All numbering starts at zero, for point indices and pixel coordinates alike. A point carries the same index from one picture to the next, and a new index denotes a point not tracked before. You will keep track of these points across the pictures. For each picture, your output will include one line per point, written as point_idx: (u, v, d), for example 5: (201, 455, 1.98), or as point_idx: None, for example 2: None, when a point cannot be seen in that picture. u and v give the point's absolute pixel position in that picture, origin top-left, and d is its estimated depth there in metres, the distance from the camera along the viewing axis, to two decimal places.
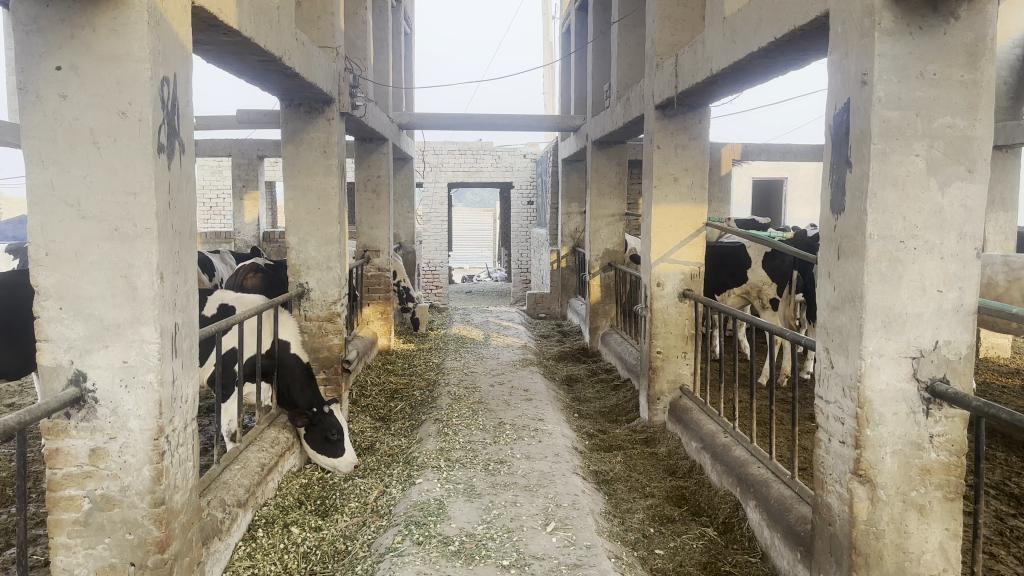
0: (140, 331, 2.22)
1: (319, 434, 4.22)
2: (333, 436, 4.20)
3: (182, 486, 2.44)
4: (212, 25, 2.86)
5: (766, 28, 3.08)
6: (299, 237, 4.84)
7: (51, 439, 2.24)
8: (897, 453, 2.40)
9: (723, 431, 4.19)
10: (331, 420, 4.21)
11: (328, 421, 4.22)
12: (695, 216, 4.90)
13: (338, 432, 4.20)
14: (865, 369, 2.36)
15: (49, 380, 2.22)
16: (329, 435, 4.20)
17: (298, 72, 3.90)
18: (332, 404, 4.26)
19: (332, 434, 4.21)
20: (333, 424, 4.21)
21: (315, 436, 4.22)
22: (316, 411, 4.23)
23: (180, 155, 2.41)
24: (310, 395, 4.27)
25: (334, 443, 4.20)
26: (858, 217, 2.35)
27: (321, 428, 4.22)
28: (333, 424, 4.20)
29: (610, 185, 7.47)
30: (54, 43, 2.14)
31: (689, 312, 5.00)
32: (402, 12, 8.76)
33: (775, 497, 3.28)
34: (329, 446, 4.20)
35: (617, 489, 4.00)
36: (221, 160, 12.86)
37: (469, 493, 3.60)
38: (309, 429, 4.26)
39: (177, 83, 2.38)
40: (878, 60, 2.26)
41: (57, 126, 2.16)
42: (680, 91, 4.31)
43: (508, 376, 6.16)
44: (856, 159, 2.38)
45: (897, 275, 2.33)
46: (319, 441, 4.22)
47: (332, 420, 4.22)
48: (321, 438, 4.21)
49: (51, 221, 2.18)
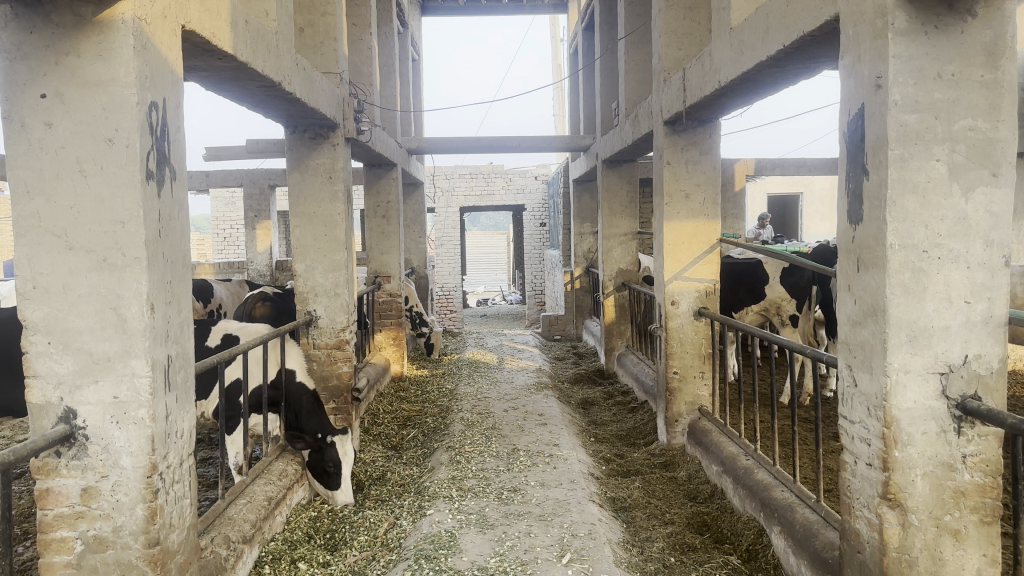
0: (130, 364, 2.14)
1: (317, 464, 4.13)
2: (330, 469, 4.11)
3: (179, 525, 2.35)
4: (207, 50, 2.80)
5: (774, 37, 2.99)
6: (306, 264, 4.78)
7: (41, 479, 2.16)
8: (928, 475, 2.27)
9: (745, 454, 4.05)
10: (330, 452, 4.11)
11: (328, 452, 4.12)
12: (708, 231, 4.79)
13: (334, 465, 4.10)
14: (891, 387, 2.24)
15: (38, 418, 2.15)
16: (326, 467, 4.10)
17: (299, 97, 3.85)
18: (335, 435, 4.16)
19: (330, 466, 4.11)
20: (333, 456, 4.11)
21: (313, 465, 4.13)
22: (321, 439, 4.14)
23: (171, 183, 2.34)
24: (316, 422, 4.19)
25: (331, 475, 4.11)
26: (878, 226, 2.24)
27: (320, 457, 4.13)
28: (331, 456, 4.10)
29: (622, 205, 7.38)
30: (38, 71, 2.09)
31: (705, 331, 4.87)
32: (409, 38, 8.75)
33: (800, 522, 3.14)
34: (326, 477, 4.12)
35: (636, 516, 3.85)
36: (234, 192, 12.99)
37: (481, 524, 3.48)
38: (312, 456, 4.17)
39: (167, 109, 2.32)
40: (893, 62, 2.16)
41: (43, 156, 2.10)
42: (689, 106, 4.22)
43: (522, 400, 6.04)
44: (873, 167, 2.27)
45: (921, 285, 2.21)
46: (318, 470, 4.14)
47: (331, 452, 4.12)
48: (319, 468, 4.12)
49: (38, 253, 2.12)
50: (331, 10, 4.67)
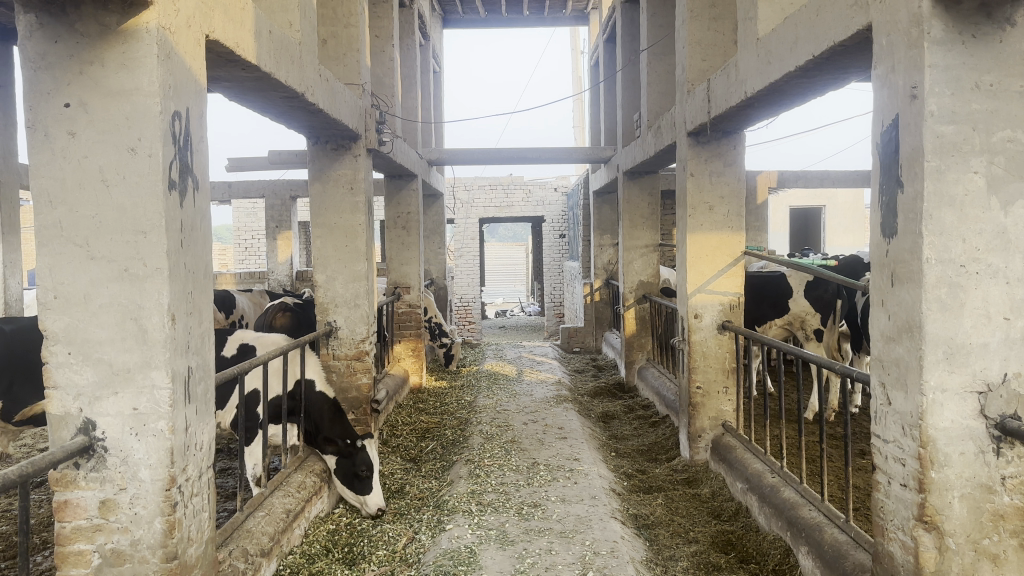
0: (151, 375, 2.12)
1: (348, 469, 4.15)
2: (362, 473, 4.13)
3: (197, 539, 2.32)
4: (230, 60, 2.79)
5: (802, 46, 2.94)
6: (326, 274, 4.77)
7: (60, 491, 2.14)
8: (965, 497, 2.20)
9: (771, 470, 3.97)
10: (361, 456, 4.14)
11: (359, 456, 4.15)
12: (732, 244, 4.72)
13: (366, 469, 4.12)
14: (927, 406, 2.17)
15: (57, 429, 2.13)
16: (357, 472, 4.12)
17: (322, 108, 3.84)
18: (363, 438, 4.19)
19: (362, 470, 4.13)
20: (364, 460, 4.14)
21: (343, 471, 4.15)
22: (349, 445, 4.17)
23: (194, 193, 2.32)
24: (340, 429, 4.19)
25: (362, 479, 4.11)
26: (913, 240, 2.17)
27: (350, 462, 4.15)
28: (363, 460, 4.13)
29: (643, 217, 7.31)
30: (63, 80, 2.08)
31: (729, 344, 4.79)
32: (430, 50, 8.77)
33: (829, 542, 3.06)
34: (357, 482, 4.12)
35: (659, 534, 3.77)
36: (255, 202, 13.10)
37: (502, 540, 3.43)
38: (339, 462, 4.19)
39: (190, 118, 2.30)
40: (929, 72, 2.10)
41: (66, 165, 2.10)
42: (714, 117, 4.16)
43: (542, 414, 5.97)
44: (908, 179, 2.20)
45: (959, 301, 2.14)
46: (348, 475, 4.15)
47: (362, 456, 4.15)
48: (350, 473, 4.14)
49: (59, 262, 2.11)
50: (354, 22, 4.66)
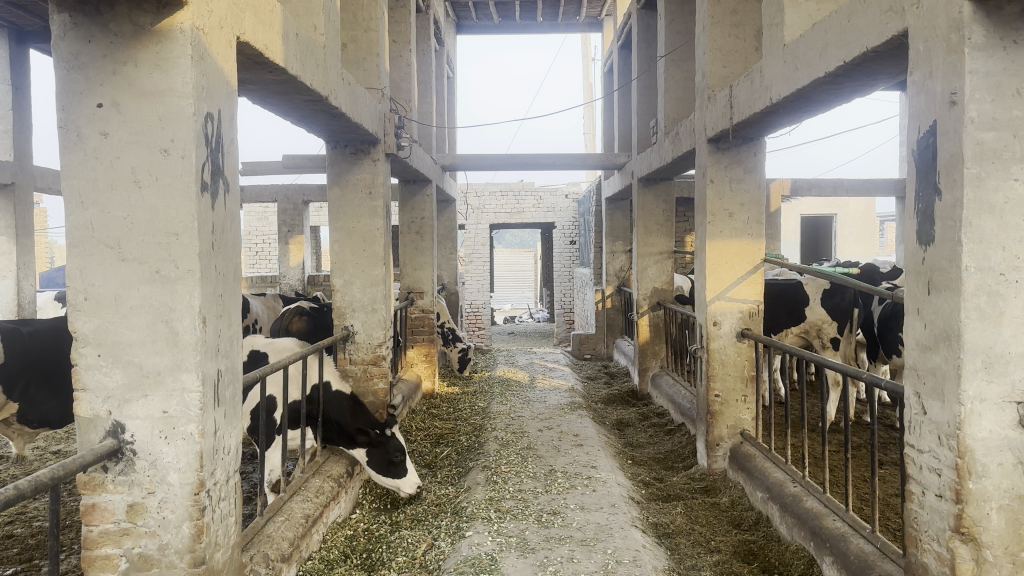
0: (181, 378, 2.10)
1: (382, 457, 4.23)
2: (396, 458, 4.25)
3: (224, 543, 2.30)
4: (258, 63, 2.78)
5: (832, 53, 2.92)
6: (344, 279, 4.76)
7: (88, 494, 2.12)
8: (1003, 508, 2.17)
9: (792, 480, 3.93)
10: (394, 442, 4.24)
11: (391, 442, 4.25)
12: (752, 251, 4.69)
13: (400, 454, 4.24)
14: (965, 416, 2.13)
15: (86, 431, 2.12)
16: (393, 458, 4.22)
17: (344, 112, 3.83)
18: (391, 425, 4.27)
19: (396, 456, 4.24)
20: (396, 446, 4.24)
21: (377, 460, 4.22)
22: (379, 433, 4.23)
23: (224, 195, 2.31)
24: (366, 420, 4.24)
25: (398, 464, 4.24)
26: (951, 247, 2.15)
27: (383, 451, 4.23)
28: (397, 446, 4.23)
29: (658, 224, 7.28)
30: (96, 80, 2.08)
31: (748, 352, 4.76)
32: (445, 56, 8.77)
33: (855, 553, 3.02)
34: (393, 468, 4.24)
35: (680, 543, 3.74)
36: (267, 206, 13.15)
37: (522, 548, 3.40)
38: (370, 453, 4.24)
39: (222, 119, 2.29)
40: (969, 78, 2.07)
41: (98, 165, 2.09)
42: (736, 123, 4.14)
43: (556, 420, 5.94)
44: (945, 186, 2.17)
45: (998, 310, 2.12)
46: (382, 464, 4.24)
47: (394, 442, 4.25)
48: (385, 461, 4.23)
49: (90, 263, 2.10)
50: (373, 26, 4.67)
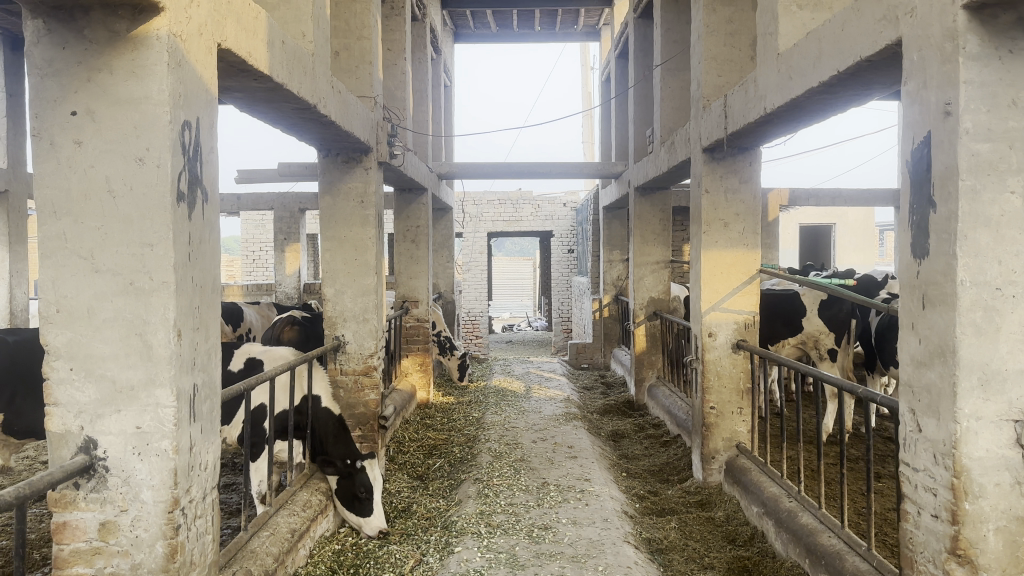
0: (155, 394, 2.05)
1: (347, 490, 4.04)
2: (361, 494, 4.02)
3: (200, 563, 2.24)
4: (242, 70, 2.73)
5: (826, 62, 2.87)
6: (335, 288, 4.70)
7: (59, 512, 2.07)
8: (1000, 530, 2.11)
9: (788, 495, 3.87)
10: (361, 477, 4.04)
11: (359, 477, 4.05)
12: (748, 262, 4.64)
13: (365, 490, 4.02)
14: (961, 434, 2.08)
15: (57, 447, 2.06)
16: (356, 493, 4.02)
17: (334, 120, 3.78)
18: (365, 459, 4.08)
19: (360, 491, 4.02)
20: (363, 481, 4.03)
21: (342, 491, 4.05)
22: (349, 465, 4.06)
23: (202, 205, 2.26)
24: (343, 446, 4.09)
25: (362, 501, 4.02)
26: (946, 261, 2.09)
27: (350, 483, 4.05)
28: (362, 481, 4.02)
29: (655, 233, 7.23)
30: (70, 87, 2.03)
31: (743, 364, 4.70)
32: (442, 64, 8.74)
33: (850, 571, 2.96)
34: (356, 503, 4.03)
35: (673, 559, 3.67)
36: (264, 214, 13.12)
37: (512, 564, 3.33)
38: (339, 483, 4.08)
39: (200, 128, 2.25)
40: (964, 88, 2.03)
41: (71, 175, 2.04)
42: (731, 133, 4.09)
43: (550, 432, 5.87)
44: (940, 198, 2.12)
45: (994, 326, 2.06)
46: (348, 496, 4.05)
47: (362, 477, 4.05)
48: (349, 494, 4.04)
49: (63, 275, 2.05)
50: (367, 34, 4.62)
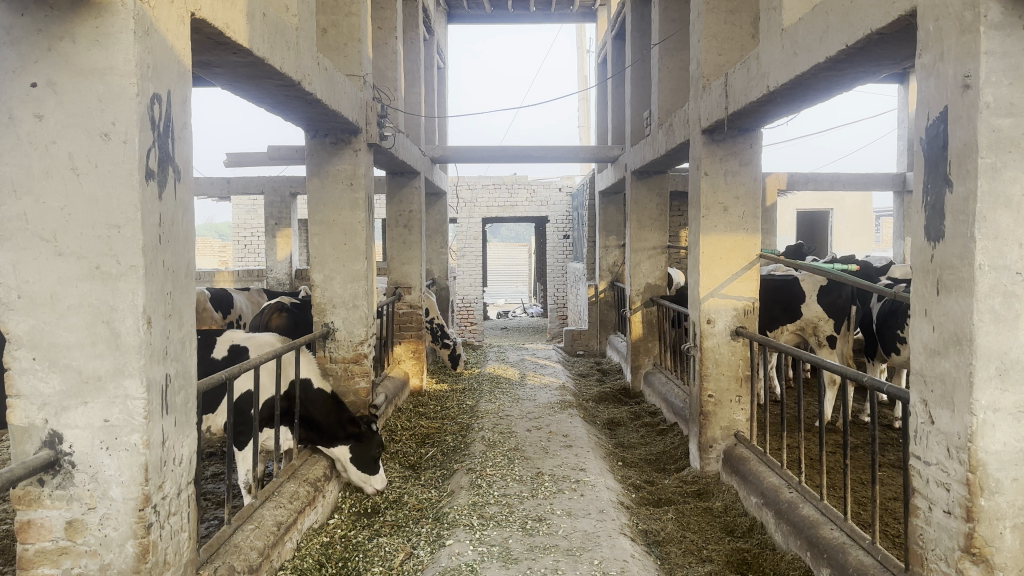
0: (123, 384, 1.93)
1: (366, 453, 4.21)
2: (376, 454, 4.26)
3: (175, 562, 2.13)
4: (220, 43, 2.59)
5: (832, 36, 2.74)
6: (324, 274, 4.57)
7: (22, 510, 1.94)
8: (1017, 527, 2.01)
9: (787, 485, 3.76)
10: (377, 439, 4.26)
11: (374, 439, 4.26)
12: (747, 246, 4.52)
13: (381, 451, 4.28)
14: (977, 427, 1.97)
15: (20, 441, 1.94)
16: (376, 454, 4.23)
17: (320, 98, 3.64)
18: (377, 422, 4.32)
19: (377, 452, 4.26)
20: (380, 442, 4.27)
21: (361, 455, 4.19)
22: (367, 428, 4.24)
23: (174, 183, 2.13)
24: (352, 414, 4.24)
25: (377, 460, 4.26)
26: (964, 244, 1.97)
27: (367, 446, 4.21)
28: (380, 442, 4.26)
29: (651, 218, 7.10)
30: (29, 57, 1.89)
31: (743, 352, 4.59)
32: (434, 45, 8.54)
33: (854, 565, 2.86)
34: (370, 463, 4.23)
35: (670, 552, 3.57)
36: (255, 199, 12.92)
37: (504, 558, 3.23)
38: (353, 446, 4.20)
39: (172, 102, 2.12)
40: (984, 59, 1.90)
41: (32, 150, 1.90)
42: (731, 113, 3.96)
43: (545, 420, 5.77)
44: (958, 177, 2.00)
45: (1013, 312, 1.95)
46: (362, 458, 4.21)
47: (375, 439, 4.27)
48: (367, 457, 4.21)
49: (24, 258, 1.92)
50: (356, 11, 4.46)
